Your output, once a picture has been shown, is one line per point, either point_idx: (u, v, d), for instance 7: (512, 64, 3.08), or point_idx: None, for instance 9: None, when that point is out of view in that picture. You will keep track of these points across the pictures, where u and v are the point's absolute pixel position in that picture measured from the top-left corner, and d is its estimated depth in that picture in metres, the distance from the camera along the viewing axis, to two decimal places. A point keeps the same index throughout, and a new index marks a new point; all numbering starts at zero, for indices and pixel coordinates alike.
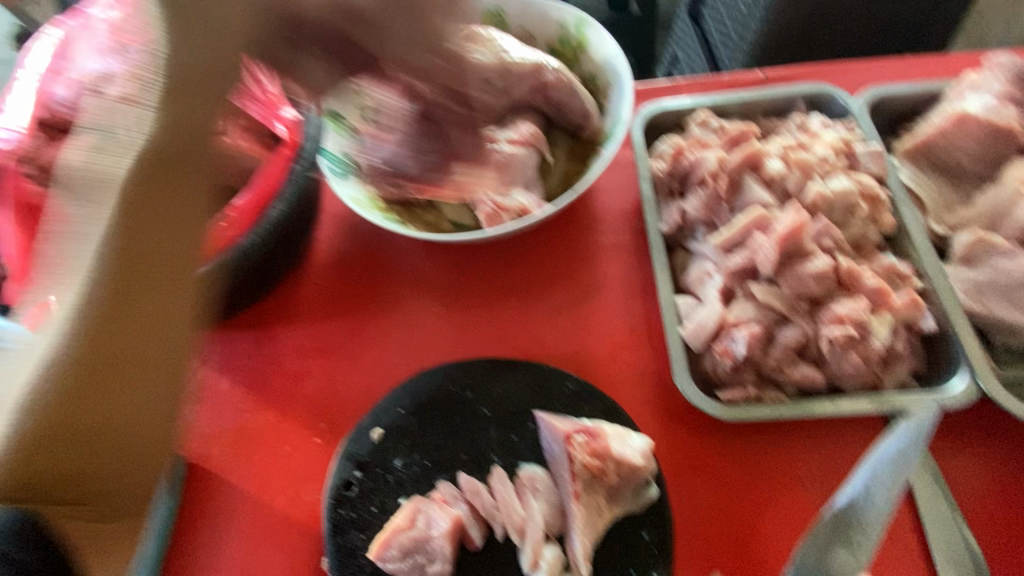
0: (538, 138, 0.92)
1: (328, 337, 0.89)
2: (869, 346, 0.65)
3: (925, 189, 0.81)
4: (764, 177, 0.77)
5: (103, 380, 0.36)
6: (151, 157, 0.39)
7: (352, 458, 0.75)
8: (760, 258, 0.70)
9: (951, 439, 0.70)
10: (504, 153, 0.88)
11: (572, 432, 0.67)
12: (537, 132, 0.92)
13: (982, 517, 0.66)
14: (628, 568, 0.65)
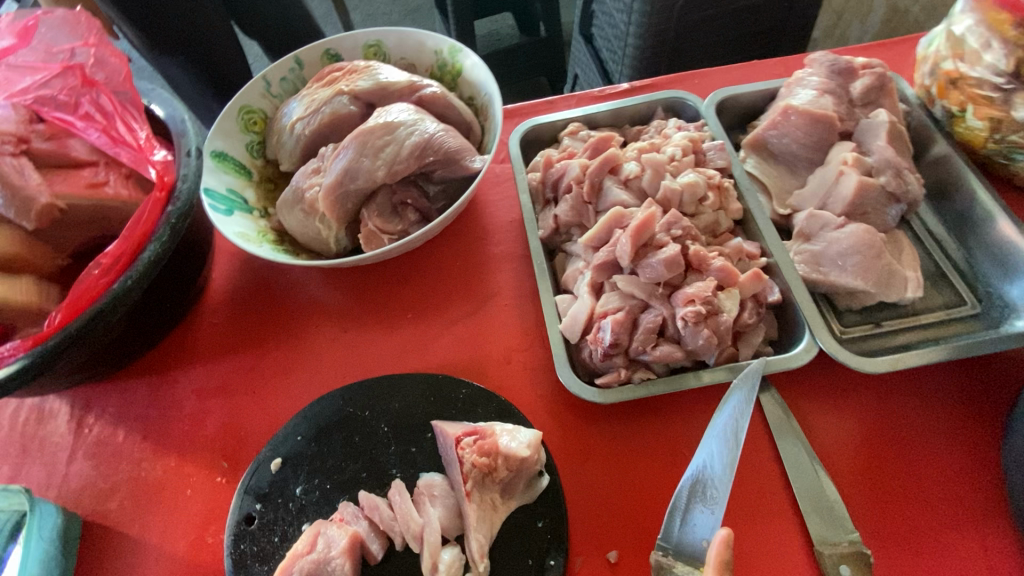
0: (386, 126, 0.87)
1: (228, 374, 0.89)
2: (719, 320, 0.71)
3: (767, 176, 0.90)
4: (622, 178, 0.84)
5: None
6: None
7: (251, 492, 0.74)
8: (619, 251, 0.76)
9: (810, 395, 0.77)
10: (340, 160, 0.86)
11: (461, 435, 0.71)
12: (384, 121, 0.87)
13: (840, 461, 0.73)
14: (525, 559, 0.67)
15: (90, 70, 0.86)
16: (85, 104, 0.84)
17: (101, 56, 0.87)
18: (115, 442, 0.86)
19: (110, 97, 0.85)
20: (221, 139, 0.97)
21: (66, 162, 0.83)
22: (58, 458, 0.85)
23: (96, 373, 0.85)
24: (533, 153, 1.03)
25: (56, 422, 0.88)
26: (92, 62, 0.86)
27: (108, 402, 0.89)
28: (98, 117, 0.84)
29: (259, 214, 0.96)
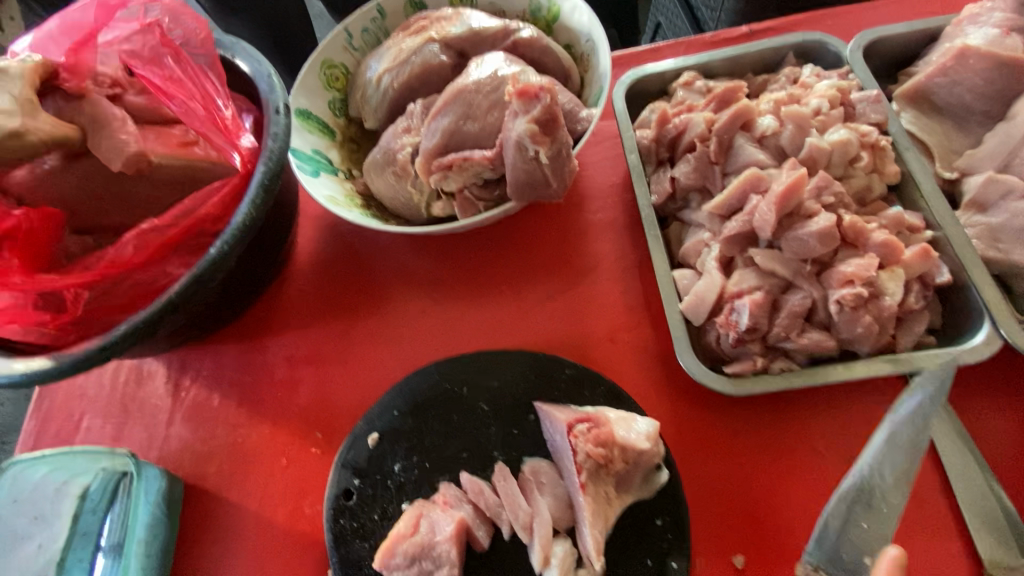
0: (529, 104, 0.70)
1: (318, 343, 0.87)
2: (881, 305, 0.61)
3: (929, 134, 0.76)
4: (756, 135, 0.73)
5: None
6: None
7: (349, 465, 0.72)
8: (757, 220, 0.66)
9: (978, 392, 0.66)
10: (448, 118, 0.79)
11: (573, 422, 0.64)
12: (529, 99, 0.70)
13: (1017, 471, 0.62)
14: (644, 558, 0.62)
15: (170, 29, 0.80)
16: (167, 68, 0.78)
17: (174, 14, 0.80)
18: (211, 405, 0.86)
19: (190, 62, 0.79)
20: (305, 97, 0.92)
21: (157, 117, 0.79)
22: (158, 419, 0.87)
23: (191, 337, 0.84)
24: (637, 108, 0.92)
25: (154, 384, 0.90)
26: (169, 17, 0.80)
27: (203, 366, 0.89)
28: (180, 83, 0.78)
29: (344, 176, 0.92)
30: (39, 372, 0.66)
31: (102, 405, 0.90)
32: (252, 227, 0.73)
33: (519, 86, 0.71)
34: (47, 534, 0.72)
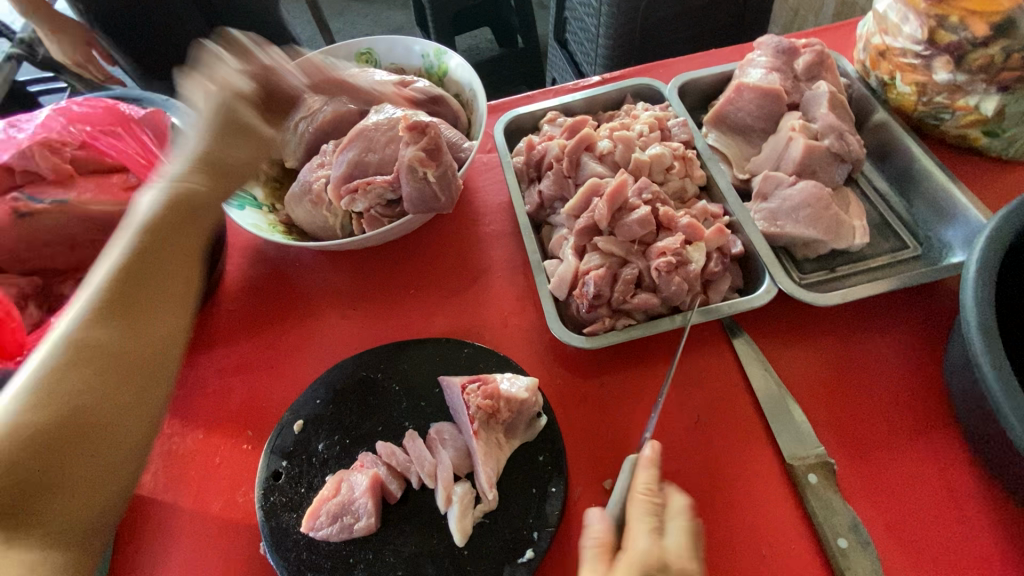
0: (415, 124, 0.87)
1: (248, 354, 0.97)
2: (688, 269, 0.81)
3: (727, 147, 1.00)
4: (597, 154, 0.94)
5: (71, 435, 0.56)
6: (75, 358, 0.58)
7: (278, 450, 0.82)
8: (597, 215, 0.85)
9: (775, 334, 0.86)
10: (353, 152, 0.96)
11: (466, 382, 0.79)
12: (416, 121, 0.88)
13: (805, 388, 0.81)
14: (530, 488, 0.75)
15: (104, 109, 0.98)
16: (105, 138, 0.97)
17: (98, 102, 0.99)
18: None
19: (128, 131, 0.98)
20: None
21: (102, 166, 0.97)
22: None
23: None
24: (516, 141, 1.12)
25: None
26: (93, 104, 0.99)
27: None
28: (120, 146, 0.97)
29: (268, 209, 1.05)
30: None
31: None
32: None
33: (411, 120, 0.89)
34: None
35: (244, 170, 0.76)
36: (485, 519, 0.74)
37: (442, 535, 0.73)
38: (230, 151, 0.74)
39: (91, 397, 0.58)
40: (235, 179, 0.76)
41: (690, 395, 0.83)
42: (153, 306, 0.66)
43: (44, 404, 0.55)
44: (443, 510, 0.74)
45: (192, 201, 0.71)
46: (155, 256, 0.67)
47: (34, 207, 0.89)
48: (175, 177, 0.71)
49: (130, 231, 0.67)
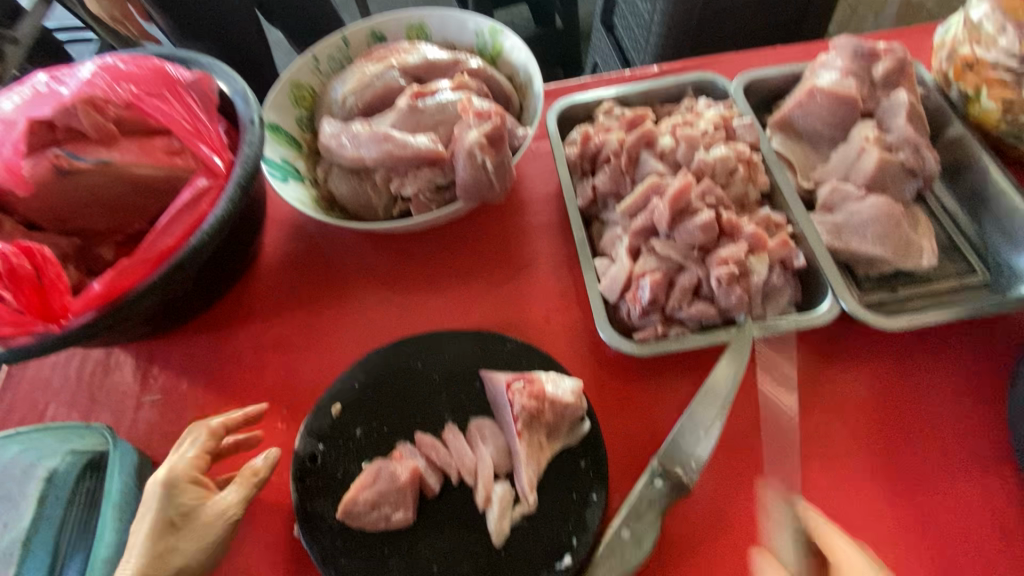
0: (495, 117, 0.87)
1: (284, 331, 0.96)
2: (749, 281, 0.78)
3: (792, 152, 0.96)
4: (657, 152, 0.90)
5: None
6: (171, 515, 0.69)
7: (314, 433, 0.81)
8: (656, 216, 0.82)
9: (830, 354, 0.83)
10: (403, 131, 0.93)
11: (511, 380, 0.77)
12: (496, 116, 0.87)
13: (858, 413, 0.79)
14: (571, 492, 0.74)
15: (150, 67, 0.95)
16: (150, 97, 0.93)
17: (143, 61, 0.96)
18: (180, 390, 0.93)
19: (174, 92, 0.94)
20: (274, 113, 1.03)
21: (144, 128, 0.94)
22: (126, 404, 0.93)
23: (163, 326, 0.91)
24: (568, 130, 1.08)
25: (121, 373, 0.96)
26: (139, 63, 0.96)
27: (170, 356, 0.96)
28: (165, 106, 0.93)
29: (309, 183, 1.02)
30: (17, 350, 0.72)
31: (68, 394, 0.95)
32: (228, 220, 0.83)
33: (477, 108, 0.88)
34: (11, 513, 0.80)
35: (220, 524, 0.71)
36: (522, 521, 0.73)
37: (479, 533, 0.72)
38: (181, 542, 0.69)
39: (185, 567, 0.69)
40: (208, 541, 0.70)
41: (739, 409, 0.80)
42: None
43: (148, 565, 0.67)
44: (481, 509, 0.74)
45: (161, 561, 0.67)
46: (162, 566, 0.67)
47: (76, 166, 0.88)
48: (156, 496, 0.69)
49: (137, 547, 0.67)
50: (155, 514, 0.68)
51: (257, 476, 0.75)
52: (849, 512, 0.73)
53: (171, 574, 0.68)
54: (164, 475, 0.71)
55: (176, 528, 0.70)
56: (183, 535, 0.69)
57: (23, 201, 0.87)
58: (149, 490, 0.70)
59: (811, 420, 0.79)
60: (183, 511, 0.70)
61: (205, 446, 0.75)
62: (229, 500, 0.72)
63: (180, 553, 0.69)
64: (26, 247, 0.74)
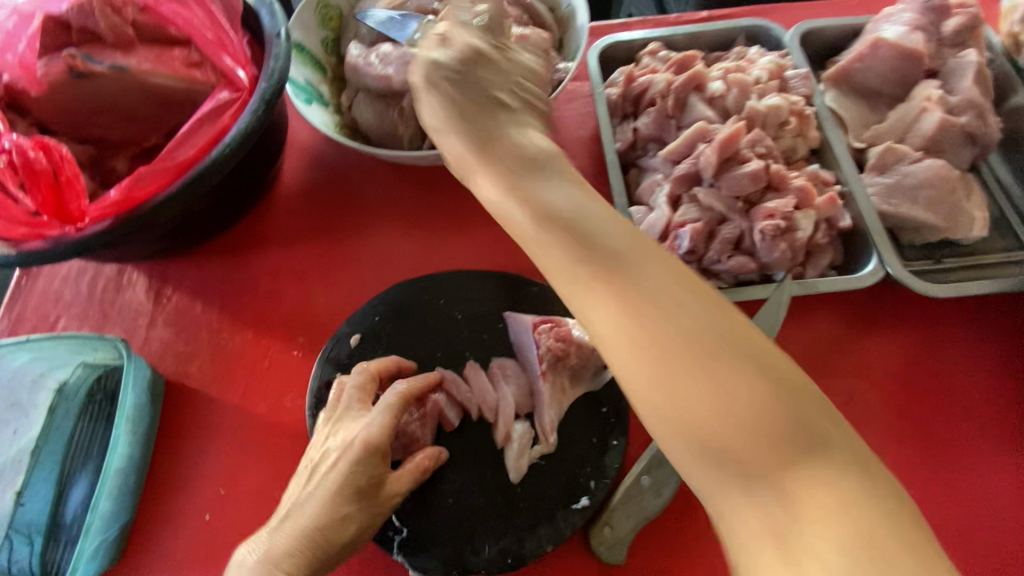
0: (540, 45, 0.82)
1: (302, 260, 0.93)
2: (794, 237, 0.74)
3: (846, 111, 0.91)
4: (707, 96, 0.85)
5: None
6: (354, 487, 0.63)
7: (332, 362, 0.80)
8: (702, 163, 0.78)
9: (863, 320, 0.80)
10: None
11: (537, 321, 0.75)
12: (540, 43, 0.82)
13: (886, 379, 0.77)
14: (591, 437, 0.73)
15: None
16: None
17: None
18: (194, 311, 0.91)
19: None
20: (299, 30, 0.96)
21: (162, 35, 0.89)
22: (138, 322, 0.91)
23: (178, 243, 0.89)
24: (607, 73, 1.02)
25: (133, 291, 0.93)
26: None
27: (184, 276, 0.93)
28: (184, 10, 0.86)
29: (333, 109, 0.97)
30: (30, 253, 0.69)
31: (79, 309, 0.93)
32: (252, 136, 0.78)
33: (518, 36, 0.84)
34: (22, 421, 0.81)
35: (390, 502, 0.65)
36: (540, 462, 0.72)
37: (496, 470, 0.71)
38: (361, 513, 0.63)
39: (346, 535, 0.62)
40: (377, 520, 0.65)
41: None
42: (322, 565, 0.62)
43: (325, 532, 0.62)
44: (500, 447, 0.72)
45: (335, 531, 0.62)
46: (329, 535, 0.62)
47: (93, 68, 0.82)
48: (346, 458, 0.64)
49: (314, 502, 0.63)
50: (346, 478, 0.63)
51: (426, 467, 0.68)
52: None
53: (337, 547, 0.62)
54: (360, 437, 0.64)
55: (363, 499, 0.64)
56: (349, 499, 0.63)
57: (33, 102, 0.83)
58: (347, 448, 0.64)
59: (841, 384, 0.77)
60: (371, 484, 0.64)
61: (398, 411, 0.67)
62: (404, 482, 0.66)
63: (356, 527, 0.63)
64: (45, 142, 0.71)
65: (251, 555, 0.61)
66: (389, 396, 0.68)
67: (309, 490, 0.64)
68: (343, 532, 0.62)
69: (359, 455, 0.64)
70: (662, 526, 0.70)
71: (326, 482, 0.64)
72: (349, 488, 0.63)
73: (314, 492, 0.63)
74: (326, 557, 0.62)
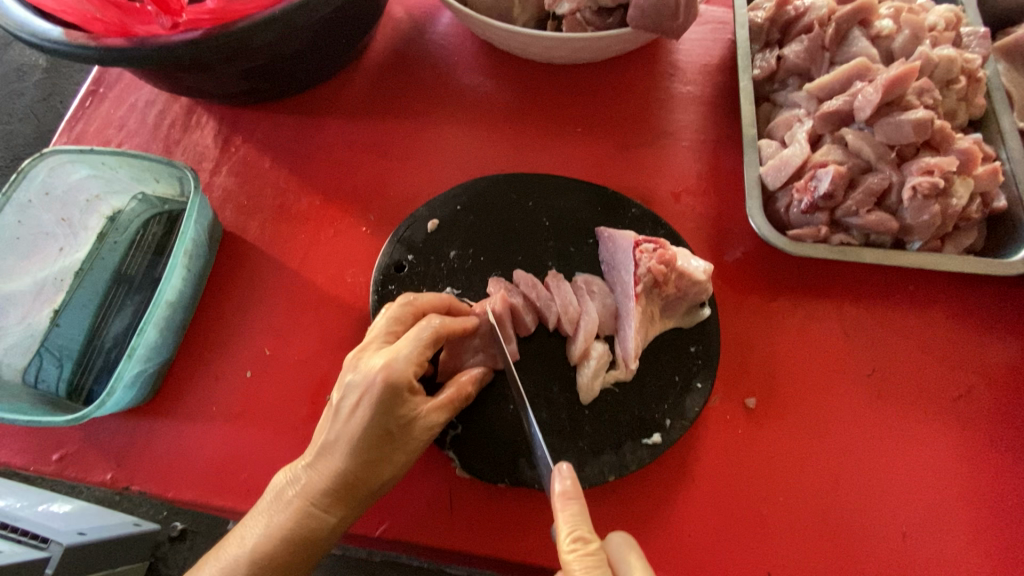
0: None
1: (383, 135, 0.86)
2: (948, 202, 0.66)
3: (1015, 85, 0.81)
4: (872, 34, 0.76)
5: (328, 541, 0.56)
6: (380, 430, 0.54)
7: (404, 242, 0.73)
8: (859, 101, 0.69)
9: (988, 316, 0.72)
10: None
11: (641, 240, 0.67)
12: None
13: (1003, 383, 0.69)
14: (673, 374, 0.66)
15: None
16: None
17: None
18: (261, 166, 0.84)
19: None
20: None
21: None
22: (202, 166, 0.85)
23: (259, 88, 0.82)
24: None
25: (201, 133, 0.87)
26: None
27: (256, 129, 0.87)
28: None
29: None
30: (112, 52, 0.62)
31: (142, 141, 0.87)
32: None
33: None
34: (70, 240, 0.77)
35: (425, 439, 0.58)
36: (615, 388, 0.66)
37: (565, 387, 0.66)
38: (393, 455, 0.56)
39: (369, 482, 0.55)
40: (410, 458, 0.58)
41: (874, 345, 0.71)
42: (357, 505, 0.56)
43: (347, 479, 0.54)
44: (574, 363, 0.66)
45: (368, 473, 0.55)
46: (362, 479, 0.55)
47: None
48: (368, 398, 0.54)
49: (340, 444, 0.55)
50: (373, 422, 0.54)
51: (462, 397, 0.60)
52: (965, 477, 0.65)
53: (374, 487, 0.56)
54: (381, 375, 0.53)
55: (393, 441, 0.56)
56: (374, 446, 0.55)
57: None
58: (371, 387, 0.54)
59: (951, 379, 0.69)
60: (400, 424, 0.55)
61: (426, 348, 0.56)
62: (439, 417, 0.58)
63: (390, 467, 0.56)
64: None
65: (284, 488, 0.55)
66: (421, 335, 0.57)
67: (333, 431, 0.55)
68: (367, 476, 0.55)
69: (381, 397, 0.53)
70: (731, 481, 0.65)
71: (350, 427, 0.54)
72: (372, 431, 0.54)
73: (338, 436, 0.55)
74: (362, 497, 0.56)
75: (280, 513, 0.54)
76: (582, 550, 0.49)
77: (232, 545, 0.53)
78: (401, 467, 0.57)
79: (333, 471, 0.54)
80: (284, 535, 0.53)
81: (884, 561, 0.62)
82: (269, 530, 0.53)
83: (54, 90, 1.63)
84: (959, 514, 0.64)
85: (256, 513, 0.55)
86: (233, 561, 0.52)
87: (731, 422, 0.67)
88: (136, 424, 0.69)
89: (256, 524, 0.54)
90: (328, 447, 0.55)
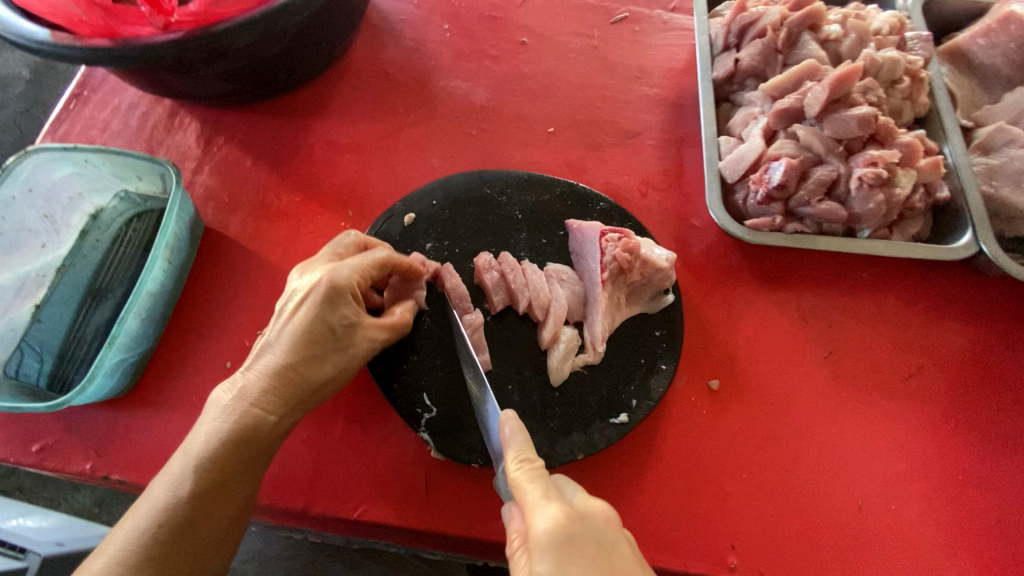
0: None
1: (362, 136, 0.89)
2: (892, 191, 0.70)
3: (958, 88, 0.86)
4: (821, 37, 0.81)
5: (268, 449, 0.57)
6: (320, 331, 0.57)
7: (381, 235, 0.76)
8: (809, 99, 0.73)
9: (938, 301, 0.76)
10: None
11: (605, 231, 0.72)
12: None
13: (950, 364, 0.73)
14: (639, 358, 0.69)
15: None
16: None
17: None
18: (242, 165, 0.87)
19: None
20: None
21: None
22: (185, 165, 0.87)
23: (240, 90, 0.85)
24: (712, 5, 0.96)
25: (183, 135, 0.89)
26: None
27: (237, 130, 0.89)
28: None
29: None
30: (95, 51, 0.65)
31: (125, 142, 0.89)
32: None
33: None
34: (52, 238, 0.78)
35: (366, 350, 0.61)
36: (584, 370, 0.69)
37: (535, 371, 0.68)
38: (334, 358, 0.59)
39: (311, 385, 0.58)
40: (350, 366, 0.60)
41: (830, 330, 0.75)
42: (298, 406, 0.58)
43: (290, 376, 0.57)
44: (544, 347, 0.69)
45: (309, 372, 0.58)
46: (304, 376, 0.58)
47: None
48: (310, 297, 0.57)
49: (282, 343, 0.57)
50: (315, 320, 0.57)
51: (404, 324, 0.63)
52: (916, 453, 0.69)
53: (313, 388, 0.58)
54: (326, 278, 0.57)
55: (334, 342, 0.59)
56: (317, 346, 0.58)
57: None
58: (315, 290, 0.58)
59: (902, 359, 0.73)
60: (342, 328, 0.59)
61: (371, 265, 0.61)
62: (379, 333, 0.61)
63: (330, 370, 0.59)
64: None
65: (221, 393, 0.56)
66: (369, 254, 0.61)
67: (277, 333, 0.58)
68: (309, 375, 0.58)
69: (325, 298, 0.57)
70: (695, 460, 0.68)
71: (292, 329, 0.57)
72: (315, 331, 0.57)
73: (282, 339, 0.58)
74: (300, 400, 0.58)
75: (219, 416, 0.55)
76: (527, 466, 0.51)
77: (176, 455, 0.54)
78: (343, 374, 0.60)
79: (278, 371, 0.57)
80: (225, 435, 0.54)
81: (841, 533, 0.65)
82: (211, 430, 0.54)
83: (39, 100, 1.65)
84: (911, 488, 0.67)
85: (196, 422, 0.56)
86: (180, 469, 0.53)
87: (696, 404, 0.70)
88: (115, 415, 0.70)
89: (196, 431, 0.55)
90: (273, 346, 0.58)
